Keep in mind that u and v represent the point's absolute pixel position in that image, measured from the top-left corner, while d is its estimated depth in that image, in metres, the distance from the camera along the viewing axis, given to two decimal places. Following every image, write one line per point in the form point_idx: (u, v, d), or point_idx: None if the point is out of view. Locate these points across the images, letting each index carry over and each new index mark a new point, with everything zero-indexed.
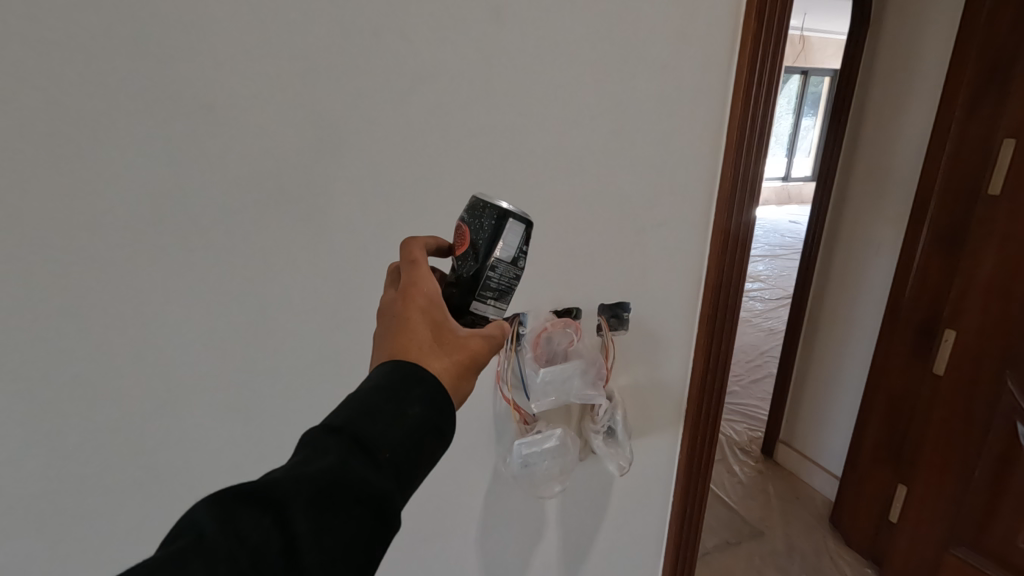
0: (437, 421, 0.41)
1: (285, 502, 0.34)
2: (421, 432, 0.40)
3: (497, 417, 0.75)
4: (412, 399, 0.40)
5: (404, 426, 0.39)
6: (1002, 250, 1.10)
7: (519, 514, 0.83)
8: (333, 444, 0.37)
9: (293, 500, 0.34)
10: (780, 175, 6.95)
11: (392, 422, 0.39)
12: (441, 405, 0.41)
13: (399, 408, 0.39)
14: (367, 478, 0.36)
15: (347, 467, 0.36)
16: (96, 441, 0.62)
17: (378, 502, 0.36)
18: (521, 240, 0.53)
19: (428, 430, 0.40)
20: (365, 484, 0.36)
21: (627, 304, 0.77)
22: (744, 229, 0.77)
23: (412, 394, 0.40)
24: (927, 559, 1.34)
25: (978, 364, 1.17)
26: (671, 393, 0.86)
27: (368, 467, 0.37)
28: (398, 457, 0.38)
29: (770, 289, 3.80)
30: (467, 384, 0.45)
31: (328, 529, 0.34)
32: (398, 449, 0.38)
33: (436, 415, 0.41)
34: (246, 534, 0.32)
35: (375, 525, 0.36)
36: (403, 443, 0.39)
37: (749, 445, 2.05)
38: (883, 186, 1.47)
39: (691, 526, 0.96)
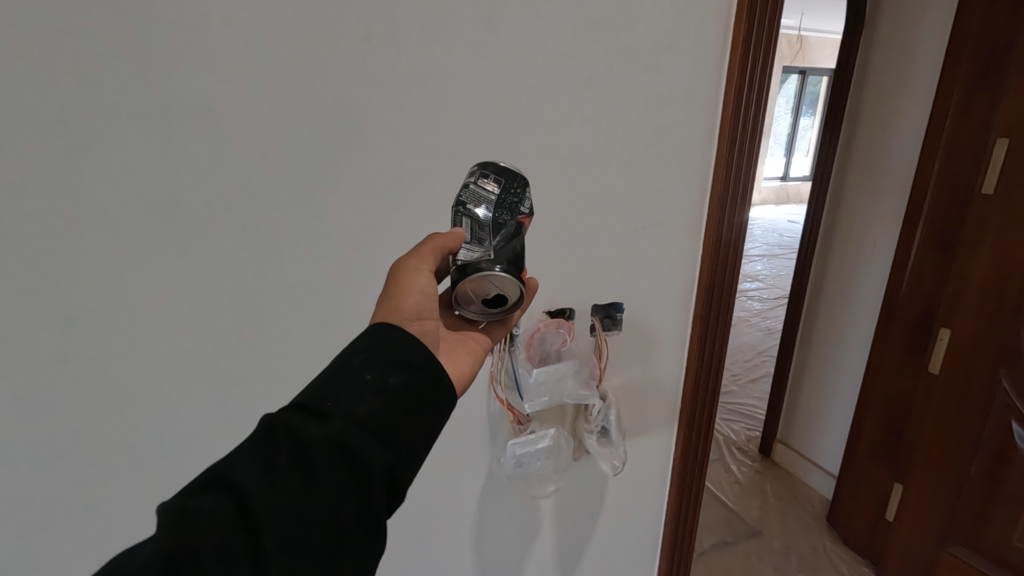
0: (389, 364, 0.43)
1: (241, 462, 0.38)
2: (371, 382, 0.42)
3: (490, 417, 0.75)
4: (355, 351, 0.44)
5: (352, 374, 0.42)
6: (996, 248, 1.10)
7: (514, 514, 0.83)
8: (285, 409, 0.41)
9: (248, 459, 0.38)
10: (778, 175, 6.96)
11: (337, 376, 0.42)
12: (385, 345, 0.44)
13: (343, 370, 0.42)
14: (319, 426, 0.40)
15: (291, 427, 0.39)
16: (94, 438, 0.63)
17: (328, 448, 0.39)
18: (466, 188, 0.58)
19: (375, 379, 0.42)
20: (316, 429, 0.39)
21: (620, 304, 0.78)
22: (737, 229, 0.78)
23: (356, 349, 0.44)
24: (923, 557, 1.35)
25: (972, 363, 1.17)
26: (665, 393, 0.86)
27: (315, 424, 0.40)
28: (350, 403, 0.41)
29: (769, 288, 3.80)
30: (403, 300, 0.48)
31: (284, 476, 0.38)
32: (347, 395, 0.41)
33: (385, 358, 0.44)
34: (205, 496, 0.36)
35: (339, 469, 0.39)
36: (349, 396, 0.41)
37: (747, 444, 2.05)
38: (878, 185, 1.47)
39: (687, 525, 0.96)
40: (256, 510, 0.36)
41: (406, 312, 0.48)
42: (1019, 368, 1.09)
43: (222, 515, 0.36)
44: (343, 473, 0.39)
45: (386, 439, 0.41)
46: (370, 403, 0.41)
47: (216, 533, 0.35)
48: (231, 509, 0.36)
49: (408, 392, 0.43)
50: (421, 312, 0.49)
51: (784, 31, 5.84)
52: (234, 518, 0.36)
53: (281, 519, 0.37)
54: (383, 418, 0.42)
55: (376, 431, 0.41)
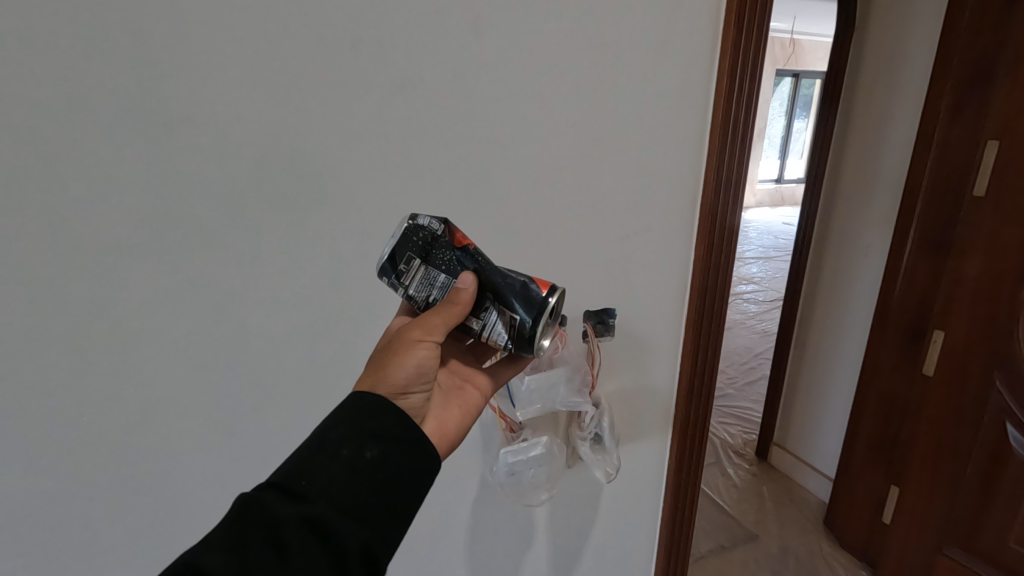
0: (367, 437, 0.43)
1: (212, 548, 0.38)
2: (347, 458, 0.42)
3: (482, 425, 0.75)
4: (331, 424, 0.43)
5: (327, 451, 0.42)
6: (988, 251, 1.11)
7: (507, 524, 0.83)
8: (259, 489, 0.41)
9: (220, 545, 0.38)
10: (773, 177, 6.99)
11: (312, 451, 0.42)
12: (362, 417, 0.44)
13: (318, 445, 0.42)
14: (292, 506, 0.40)
15: (264, 508, 0.39)
16: (81, 450, 0.62)
17: (303, 528, 0.39)
18: (414, 278, 0.50)
19: (351, 455, 0.42)
20: (291, 511, 0.39)
21: (613, 310, 0.76)
22: (729, 232, 0.78)
23: (332, 421, 0.43)
24: (920, 560, 1.34)
25: (966, 365, 1.17)
26: (659, 398, 0.86)
27: (289, 504, 0.40)
28: (324, 480, 0.41)
29: (766, 291, 3.80)
30: (396, 375, 0.47)
31: (258, 561, 0.37)
32: (321, 473, 0.41)
33: (361, 431, 0.43)
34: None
35: (314, 551, 0.39)
36: (324, 472, 0.41)
37: (744, 447, 2.05)
38: (871, 188, 1.48)
39: (683, 530, 0.96)
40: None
41: (394, 387, 0.47)
42: (1013, 371, 1.09)
43: None
44: (319, 554, 0.39)
45: (363, 517, 0.41)
46: (346, 480, 0.41)
47: None
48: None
49: (385, 465, 0.43)
50: (409, 387, 0.48)
51: (778, 35, 5.88)
52: None
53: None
54: (360, 495, 0.41)
55: (352, 509, 0.41)
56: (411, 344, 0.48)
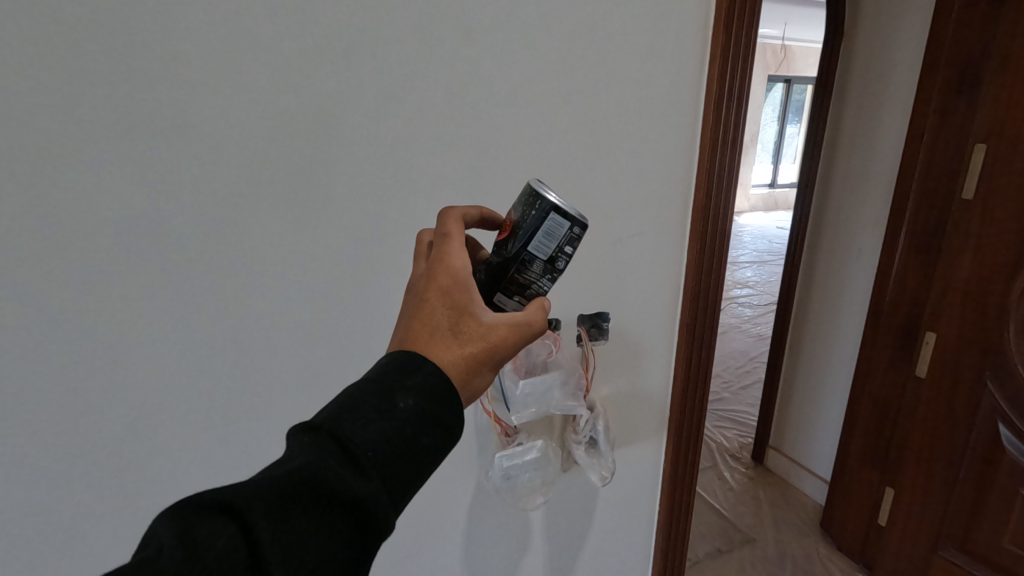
0: (431, 422, 0.41)
1: (262, 494, 0.35)
2: (409, 435, 0.39)
3: (478, 430, 0.75)
4: (403, 392, 0.40)
5: (394, 423, 0.39)
6: (978, 252, 1.12)
7: (505, 527, 0.82)
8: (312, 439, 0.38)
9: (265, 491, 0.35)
10: (767, 182, 7.04)
11: (379, 419, 0.39)
12: (435, 396, 0.41)
13: (385, 408, 0.39)
14: (348, 474, 0.37)
15: (319, 464, 0.36)
16: (71, 461, 0.61)
17: (353, 502, 0.36)
18: (561, 241, 0.51)
19: (414, 433, 0.40)
20: (347, 480, 0.36)
21: (606, 314, 0.77)
22: (720, 236, 0.78)
23: (402, 388, 0.40)
24: (916, 561, 1.35)
25: (958, 366, 1.18)
26: (654, 400, 0.86)
27: (345, 471, 0.37)
28: (383, 456, 0.38)
29: (760, 295, 3.83)
30: (478, 381, 0.45)
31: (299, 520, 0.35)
32: (382, 447, 0.38)
33: (428, 410, 0.40)
34: (213, 522, 0.34)
35: (353, 528, 0.37)
36: (385, 445, 0.38)
37: (740, 451, 2.05)
38: (862, 191, 1.49)
39: (678, 534, 0.96)
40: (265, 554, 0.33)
41: (472, 392, 0.44)
42: (1004, 371, 1.10)
43: (227, 550, 0.33)
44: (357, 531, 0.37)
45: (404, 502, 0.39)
46: (402, 462, 0.39)
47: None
48: (238, 547, 0.33)
49: (437, 453, 0.41)
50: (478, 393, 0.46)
51: (768, 41, 5.94)
52: (237, 557, 0.33)
53: (287, 572, 0.33)
54: (409, 477, 0.39)
55: (398, 493, 0.39)
56: (500, 346, 0.45)
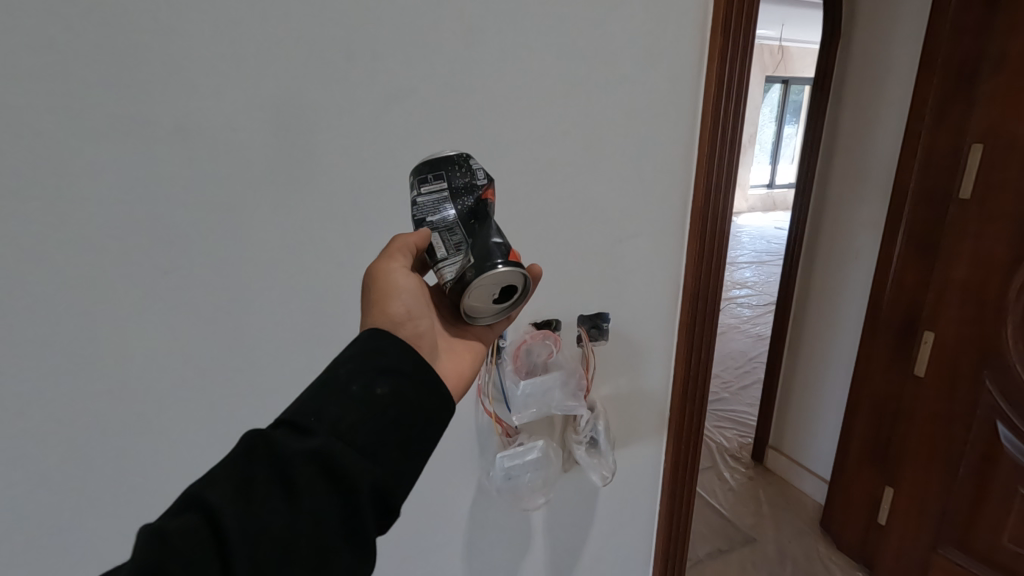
0: (377, 376, 0.43)
1: (221, 476, 0.38)
2: (354, 393, 0.42)
3: (479, 431, 0.75)
4: (341, 363, 0.44)
5: (338, 387, 0.42)
6: (976, 251, 1.12)
7: (507, 526, 0.83)
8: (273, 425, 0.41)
9: (232, 473, 0.38)
10: (766, 182, 7.06)
11: (324, 390, 0.42)
12: (372, 355, 0.44)
13: (327, 381, 0.43)
14: (299, 441, 0.40)
15: (268, 440, 0.39)
16: (73, 458, 0.62)
17: (308, 460, 0.39)
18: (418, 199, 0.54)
19: (358, 390, 0.42)
20: (299, 445, 0.39)
21: (606, 315, 0.78)
22: (719, 236, 0.79)
23: (340, 361, 0.44)
24: (916, 559, 1.35)
25: (956, 364, 1.19)
26: (654, 401, 0.87)
27: (295, 438, 0.40)
28: (333, 415, 0.41)
29: (759, 294, 3.84)
30: (392, 305, 0.48)
31: (266, 490, 0.38)
32: (328, 409, 0.41)
33: (370, 368, 0.43)
34: (182, 512, 0.37)
35: (318, 486, 0.39)
36: (332, 407, 0.41)
37: (739, 450, 2.05)
38: (859, 191, 1.50)
39: (678, 534, 0.96)
40: (235, 525, 0.36)
41: (397, 317, 0.48)
42: (1002, 370, 1.11)
43: (194, 527, 0.36)
44: (325, 487, 0.39)
45: (372, 453, 0.41)
46: (355, 415, 0.41)
47: (182, 548, 0.34)
48: (204, 525, 0.36)
49: (396, 401, 0.42)
50: (410, 314, 0.49)
51: (766, 41, 5.95)
52: (204, 532, 0.36)
53: (251, 534, 0.36)
54: (370, 429, 0.41)
55: (360, 445, 0.40)
56: (386, 271, 0.50)
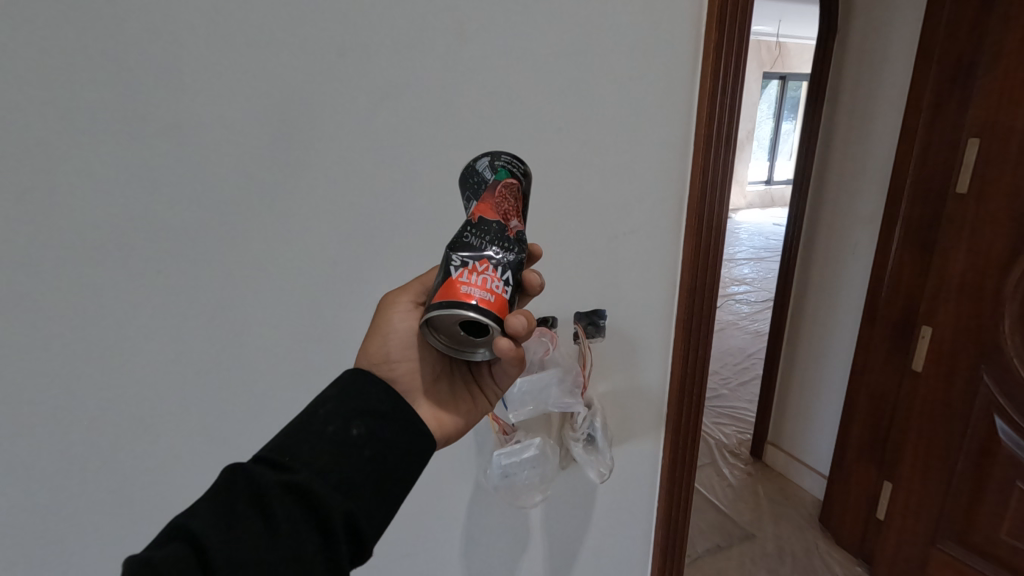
0: (353, 416, 0.45)
1: (201, 510, 0.38)
2: (331, 434, 0.43)
3: (476, 429, 0.74)
4: (319, 405, 0.45)
5: (315, 428, 0.43)
6: (972, 246, 1.12)
7: (503, 525, 0.82)
8: (250, 461, 0.41)
9: (210, 508, 0.38)
10: (763, 179, 7.06)
11: (302, 430, 0.43)
12: (348, 398, 0.46)
13: (305, 422, 0.44)
14: (280, 476, 0.40)
15: (251, 474, 0.40)
16: (63, 461, 0.61)
17: (291, 496, 0.40)
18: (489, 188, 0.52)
19: (335, 431, 0.44)
20: (279, 479, 0.40)
21: (603, 312, 0.78)
22: (716, 233, 0.79)
23: (317, 404, 0.46)
24: (915, 554, 1.35)
25: (954, 359, 1.19)
26: (652, 398, 0.86)
27: (277, 474, 0.41)
28: (312, 455, 0.42)
29: (758, 291, 3.85)
30: (374, 346, 0.51)
31: (245, 525, 0.38)
32: (308, 449, 0.42)
33: (347, 410, 0.45)
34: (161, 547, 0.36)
35: (299, 522, 0.39)
36: (311, 447, 0.42)
37: (738, 446, 2.05)
38: (856, 187, 1.50)
39: (677, 531, 0.96)
40: (214, 560, 0.36)
41: (375, 357, 0.51)
42: (999, 364, 1.11)
43: (179, 558, 0.35)
44: (304, 524, 0.39)
45: (348, 491, 0.42)
46: (333, 455, 0.42)
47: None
48: (189, 556, 0.36)
49: (371, 443, 0.44)
50: (391, 357, 0.51)
51: (763, 38, 5.95)
52: (190, 563, 0.35)
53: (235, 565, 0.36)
54: (346, 469, 0.42)
55: (337, 483, 0.42)
56: (386, 308, 0.52)
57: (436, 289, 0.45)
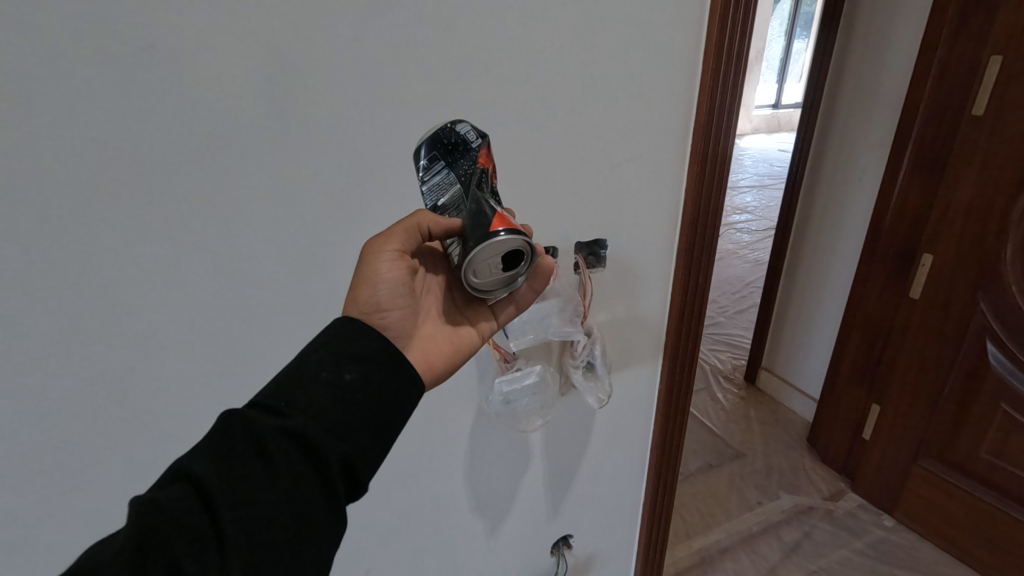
0: (346, 360, 0.45)
1: (202, 452, 0.40)
2: (324, 378, 0.44)
3: (478, 358, 0.75)
4: (313, 350, 0.46)
5: (309, 373, 0.44)
6: (983, 172, 1.10)
7: (505, 449, 0.84)
8: (244, 406, 0.43)
9: (209, 452, 0.40)
10: (770, 102, 6.81)
11: (296, 375, 0.44)
12: (341, 344, 0.46)
13: (299, 366, 0.45)
14: (276, 420, 0.42)
15: (247, 418, 0.41)
16: (56, 419, 0.57)
17: (287, 440, 0.41)
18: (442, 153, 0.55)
19: (329, 375, 0.44)
20: (275, 423, 0.41)
21: (603, 241, 0.76)
22: (722, 159, 0.76)
23: (311, 348, 0.46)
24: (896, 471, 1.42)
25: (952, 286, 1.20)
26: (650, 326, 0.87)
27: (273, 418, 0.42)
28: (307, 399, 0.43)
29: (759, 220, 3.81)
30: (362, 295, 0.50)
31: (245, 467, 0.39)
32: (302, 393, 0.43)
33: (341, 355, 0.45)
34: (166, 486, 0.38)
35: (296, 464, 0.41)
36: (306, 393, 0.43)
37: (732, 373, 2.10)
38: (868, 110, 1.44)
39: (672, 452, 1.00)
40: (218, 501, 0.38)
41: (364, 307, 0.50)
42: (997, 291, 1.12)
43: (183, 497, 0.37)
44: (302, 466, 0.41)
45: (344, 433, 0.43)
46: (327, 399, 0.43)
47: (172, 515, 0.36)
48: (192, 495, 0.38)
49: (365, 386, 0.45)
50: (380, 305, 0.51)
51: None
52: (194, 500, 0.37)
53: (236, 505, 0.38)
54: (341, 412, 0.43)
55: (333, 426, 0.43)
56: (370, 254, 0.51)
57: (478, 226, 0.46)
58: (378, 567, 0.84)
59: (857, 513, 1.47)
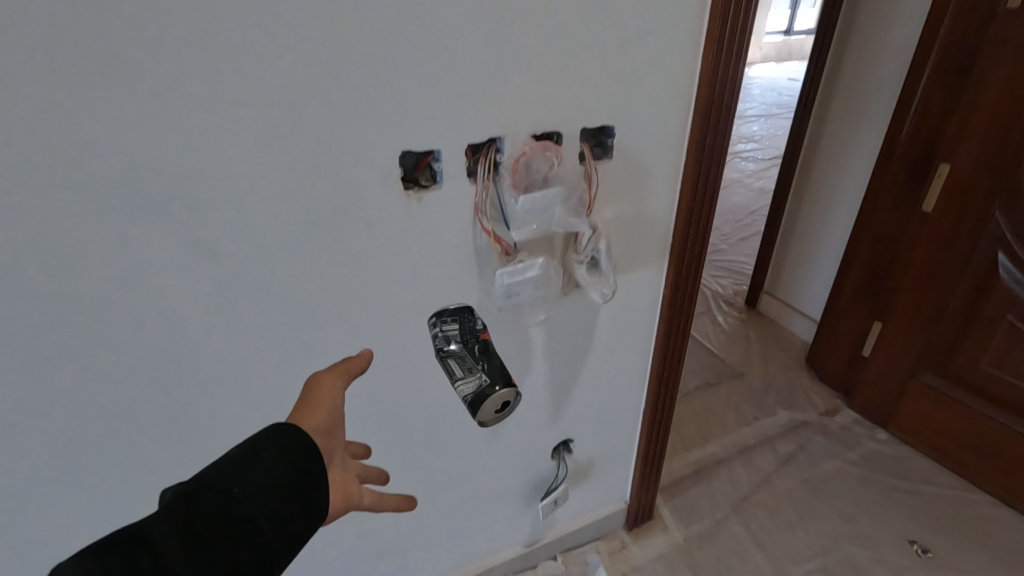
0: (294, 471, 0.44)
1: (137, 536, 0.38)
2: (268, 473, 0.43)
3: (478, 251, 0.72)
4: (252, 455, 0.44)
5: (250, 464, 0.43)
6: (1013, 72, 1.04)
7: (505, 349, 0.83)
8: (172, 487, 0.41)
9: (144, 534, 0.38)
10: (782, 28, 6.48)
11: (236, 467, 0.43)
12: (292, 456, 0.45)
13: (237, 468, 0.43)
14: (220, 505, 0.40)
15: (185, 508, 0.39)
16: (35, 300, 0.54)
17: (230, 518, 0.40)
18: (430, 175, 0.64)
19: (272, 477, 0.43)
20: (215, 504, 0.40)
21: (611, 129, 0.72)
22: (742, 40, 0.71)
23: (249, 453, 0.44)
24: (893, 386, 1.43)
25: (968, 196, 1.17)
26: (656, 227, 0.84)
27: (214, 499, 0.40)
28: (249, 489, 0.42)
29: (766, 149, 3.70)
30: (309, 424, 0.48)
31: (181, 536, 0.38)
32: (242, 475, 0.42)
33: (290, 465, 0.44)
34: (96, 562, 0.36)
35: (238, 527, 0.40)
36: (249, 480, 0.42)
37: (733, 297, 2.09)
38: (895, 10, 1.36)
39: (673, 358, 1.00)
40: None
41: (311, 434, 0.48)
42: (1015, 200, 1.10)
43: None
44: (246, 526, 0.40)
45: (290, 501, 0.43)
46: (272, 483, 0.43)
47: None
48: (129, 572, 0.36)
49: (307, 468, 0.45)
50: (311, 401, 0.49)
51: None
52: None
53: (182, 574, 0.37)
54: (288, 488, 0.43)
55: (281, 499, 0.42)
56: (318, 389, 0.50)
57: None
58: (380, 465, 0.84)
59: (851, 427, 1.50)
